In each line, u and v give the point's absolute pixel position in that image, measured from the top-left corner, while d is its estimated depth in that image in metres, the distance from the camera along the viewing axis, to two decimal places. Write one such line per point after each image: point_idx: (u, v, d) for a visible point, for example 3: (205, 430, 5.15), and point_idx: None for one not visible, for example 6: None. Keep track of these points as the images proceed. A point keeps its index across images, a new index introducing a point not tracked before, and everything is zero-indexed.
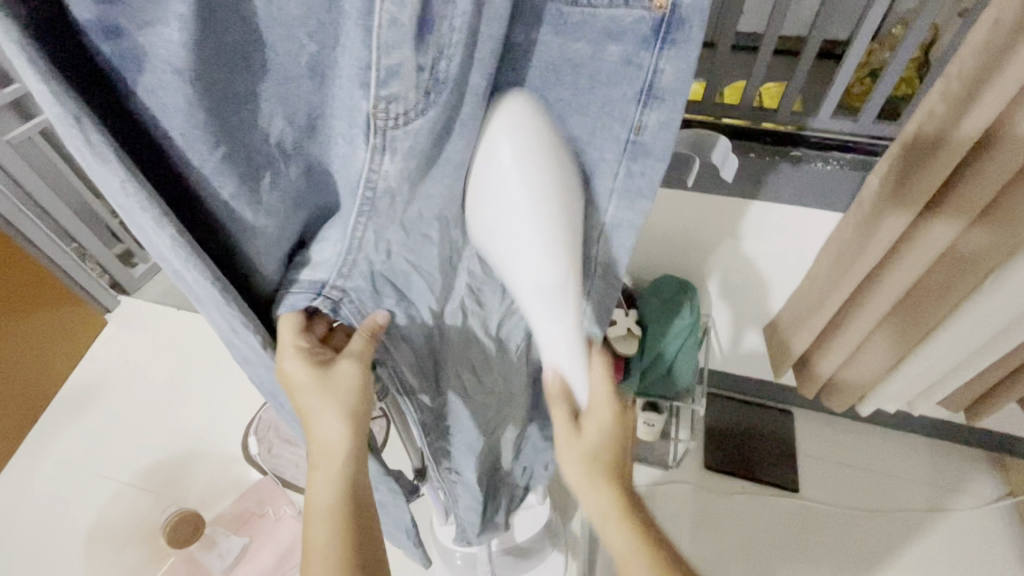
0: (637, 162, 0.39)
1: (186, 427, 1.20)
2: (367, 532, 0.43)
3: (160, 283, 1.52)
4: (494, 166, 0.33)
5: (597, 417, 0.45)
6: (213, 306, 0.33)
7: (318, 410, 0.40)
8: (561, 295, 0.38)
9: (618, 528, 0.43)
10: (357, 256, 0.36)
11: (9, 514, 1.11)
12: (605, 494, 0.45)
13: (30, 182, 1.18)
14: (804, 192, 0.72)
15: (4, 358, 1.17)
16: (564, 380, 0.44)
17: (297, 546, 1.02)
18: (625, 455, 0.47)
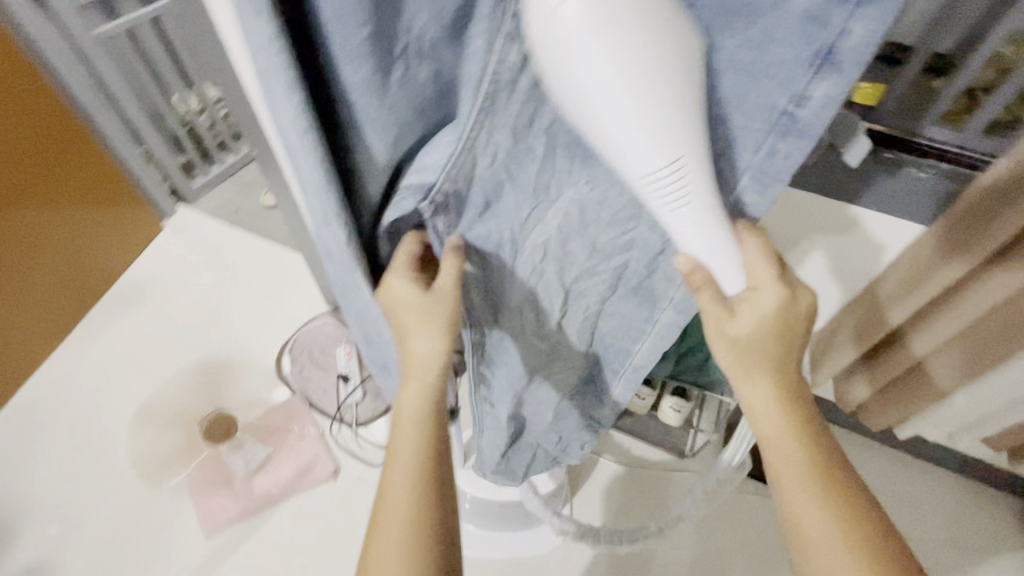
0: (785, 140, 0.33)
1: (227, 337, 1.26)
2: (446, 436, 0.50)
3: (215, 198, 1.55)
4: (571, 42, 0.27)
5: (758, 306, 0.42)
6: (320, 187, 0.34)
7: (416, 329, 0.45)
8: (688, 188, 0.32)
9: (777, 415, 0.45)
10: (460, 166, 0.35)
11: (61, 385, 1.21)
12: (766, 387, 0.45)
13: (108, 76, 1.23)
14: (888, 200, 0.64)
15: (70, 242, 1.25)
16: (711, 267, 0.38)
17: (317, 465, 1.06)
18: (784, 346, 0.44)
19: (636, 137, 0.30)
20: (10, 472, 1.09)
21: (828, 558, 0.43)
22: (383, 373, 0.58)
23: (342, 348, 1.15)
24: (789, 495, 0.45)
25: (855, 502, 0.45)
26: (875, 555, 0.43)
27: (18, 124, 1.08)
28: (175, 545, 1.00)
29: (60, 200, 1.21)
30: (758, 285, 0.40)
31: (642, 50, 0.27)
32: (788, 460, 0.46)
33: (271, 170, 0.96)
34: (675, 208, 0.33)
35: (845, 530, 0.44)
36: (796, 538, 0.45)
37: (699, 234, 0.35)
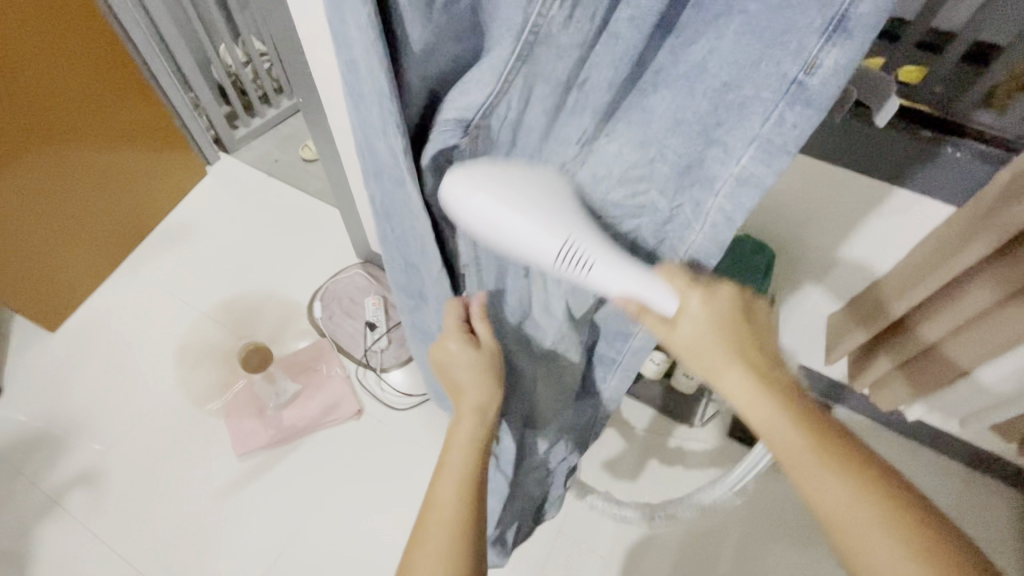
0: (793, 110, 0.33)
1: (263, 280, 1.32)
2: (483, 478, 0.51)
3: (255, 149, 1.60)
4: (471, 205, 0.37)
5: (691, 309, 0.42)
6: (377, 101, 0.34)
7: (471, 386, 0.54)
8: (602, 267, 0.40)
9: (771, 403, 0.39)
10: (495, 106, 0.35)
11: (109, 312, 1.29)
12: (738, 376, 0.40)
13: (162, 21, 1.29)
14: (931, 184, 0.64)
15: (125, 181, 1.33)
16: (640, 300, 0.42)
17: (342, 403, 1.13)
18: (749, 334, 0.42)
19: (525, 228, 0.37)
20: (62, 388, 1.18)
21: (874, 553, 0.34)
22: (414, 306, 0.61)
23: (371, 299, 1.21)
24: (806, 482, 0.36)
25: (885, 479, 0.35)
26: (930, 544, 0.33)
27: (75, 61, 1.14)
28: (208, 466, 1.08)
29: (114, 141, 1.28)
30: (687, 299, 0.42)
31: (516, 185, 0.37)
32: (792, 445, 0.37)
33: (315, 120, 0.99)
34: (588, 271, 0.40)
35: (882, 514, 0.34)
36: (835, 537, 0.35)
37: (624, 274, 0.41)
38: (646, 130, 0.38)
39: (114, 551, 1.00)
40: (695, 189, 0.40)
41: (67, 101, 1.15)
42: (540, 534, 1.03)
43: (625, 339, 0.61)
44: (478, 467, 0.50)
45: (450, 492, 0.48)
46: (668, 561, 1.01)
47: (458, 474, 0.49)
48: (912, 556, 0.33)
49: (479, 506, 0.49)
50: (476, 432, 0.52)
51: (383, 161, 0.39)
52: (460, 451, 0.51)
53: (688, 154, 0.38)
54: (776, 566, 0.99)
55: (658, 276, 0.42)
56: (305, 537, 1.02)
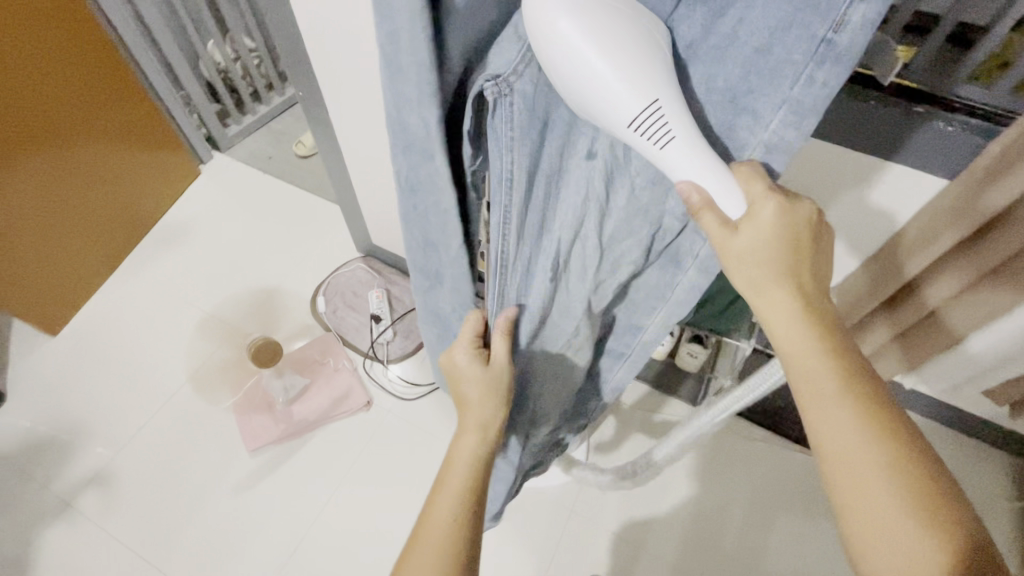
0: (824, 68, 0.35)
1: (264, 277, 1.32)
2: (481, 497, 0.53)
3: (248, 146, 1.59)
4: (557, 43, 0.34)
5: (761, 217, 0.39)
6: (413, 72, 0.35)
7: (478, 400, 0.56)
8: (681, 140, 0.37)
9: (801, 328, 0.41)
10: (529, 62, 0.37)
11: (110, 315, 1.28)
12: (785, 296, 0.41)
13: (151, 17, 1.28)
14: (926, 154, 0.66)
15: (121, 181, 1.32)
16: (704, 196, 0.39)
17: (351, 395, 1.15)
18: (803, 257, 0.41)
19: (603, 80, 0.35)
20: (66, 393, 1.17)
21: (864, 480, 0.38)
22: (429, 288, 0.56)
23: (374, 291, 1.21)
24: (818, 411, 0.40)
25: (890, 420, 0.39)
26: (914, 480, 0.37)
27: (69, 61, 1.13)
28: (221, 462, 1.08)
29: (109, 141, 1.27)
30: (759, 207, 0.39)
31: (609, 26, 0.34)
32: (817, 375, 0.40)
33: (315, 113, 0.99)
34: (661, 145, 0.38)
35: (881, 450, 0.38)
36: (832, 464, 0.39)
37: (698, 161, 0.38)
38: (680, 104, 0.40)
39: (130, 551, 1.01)
40: (725, 161, 0.43)
41: (61, 102, 1.14)
42: (552, 516, 1.04)
43: (637, 332, 0.61)
44: (476, 486, 0.53)
45: (447, 511, 0.50)
46: (678, 533, 1.02)
47: (457, 489, 0.52)
48: (897, 486, 0.37)
49: (475, 523, 0.51)
50: (479, 449, 0.55)
51: (414, 134, 0.40)
52: (461, 467, 0.54)
53: (720, 123, 0.40)
54: (783, 534, 1.02)
55: (735, 174, 0.40)
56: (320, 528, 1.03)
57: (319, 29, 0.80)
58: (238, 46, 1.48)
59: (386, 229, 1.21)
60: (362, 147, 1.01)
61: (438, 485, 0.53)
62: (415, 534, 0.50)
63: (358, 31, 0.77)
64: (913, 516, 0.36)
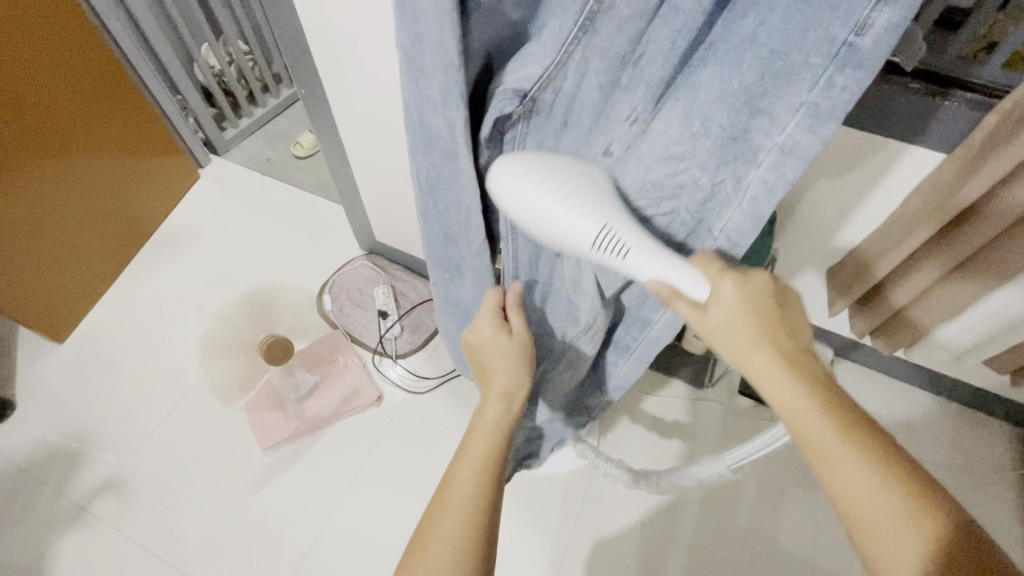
0: (843, 73, 0.34)
1: (268, 278, 1.32)
2: (500, 481, 0.49)
3: (245, 149, 1.59)
4: (515, 193, 0.43)
5: (723, 293, 0.44)
6: (439, 72, 0.37)
7: (499, 366, 0.55)
8: (639, 251, 0.44)
9: (791, 385, 0.41)
10: (553, 78, 0.39)
11: (116, 321, 1.28)
12: (766, 356, 0.42)
13: (145, 22, 1.28)
14: (938, 131, 0.66)
15: (123, 188, 1.32)
16: (669, 284, 0.44)
17: (362, 391, 1.15)
18: (778, 320, 0.44)
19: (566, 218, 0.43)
20: (75, 400, 1.17)
21: (883, 530, 0.36)
22: (449, 279, 0.61)
23: (380, 288, 1.23)
24: (822, 463, 0.39)
25: (899, 462, 0.38)
26: (934, 523, 0.36)
27: (68, 69, 1.12)
28: (235, 462, 1.09)
29: (110, 148, 1.27)
30: (720, 284, 0.44)
31: (553, 177, 0.42)
32: (813, 427, 0.40)
33: (317, 110, 1.00)
34: (623, 257, 0.44)
35: (892, 495, 0.37)
36: (848, 518, 0.38)
37: (659, 263, 0.44)
38: (691, 106, 0.40)
39: (148, 553, 1.01)
40: (740, 163, 0.41)
41: (61, 110, 1.13)
42: (566, 502, 1.06)
43: (646, 327, 0.61)
44: (495, 461, 0.49)
45: (467, 486, 0.47)
46: (690, 514, 1.04)
47: (476, 463, 0.48)
48: (916, 532, 0.36)
49: (495, 495, 0.48)
50: (500, 420, 0.52)
51: (435, 133, 0.42)
52: (483, 437, 0.51)
53: (733, 126, 0.39)
54: (793, 511, 1.03)
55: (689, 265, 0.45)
56: (337, 523, 1.03)
57: (321, 26, 0.81)
58: (233, 50, 1.48)
59: (389, 225, 1.22)
60: (365, 143, 1.02)
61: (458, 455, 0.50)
62: (428, 516, 0.46)
63: (361, 26, 0.78)
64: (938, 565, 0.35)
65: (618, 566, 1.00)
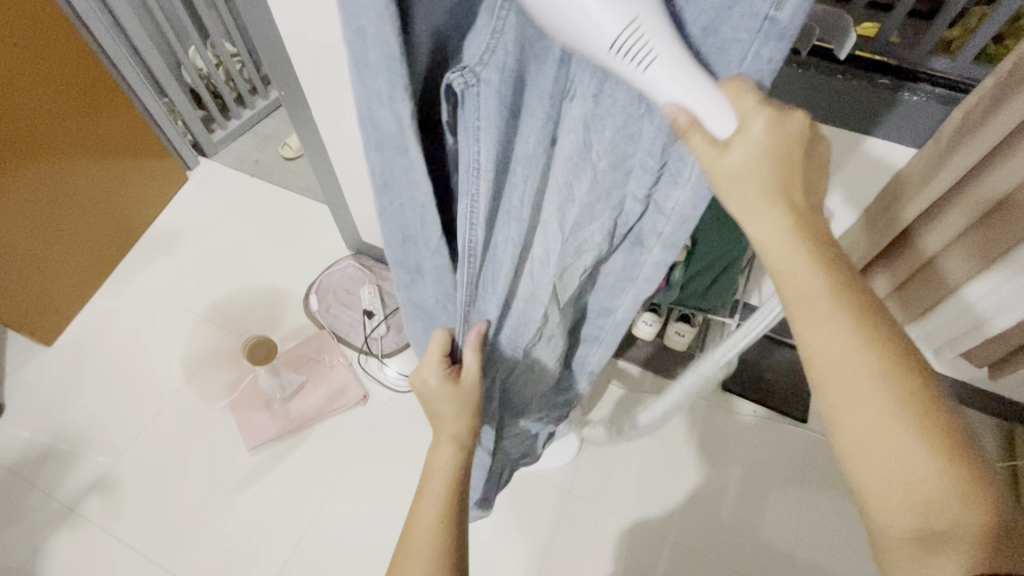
0: (768, 46, 0.34)
1: (256, 279, 1.33)
2: (461, 515, 0.54)
3: (234, 151, 1.60)
4: None
5: (752, 133, 0.35)
6: (382, 64, 0.34)
7: (450, 413, 0.56)
8: (667, 68, 0.32)
9: (789, 244, 0.37)
10: (493, 52, 0.34)
11: (105, 324, 1.29)
12: (775, 211, 0.37)
13: (130, 25, 1.29)
14: (901, 130, 0.68)
15: (112, 191, 1.33)
16: (690, 112, 0.34)
17: (347, 390, 1.16)
18: (796, 171, 0.37)
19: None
20: (64, 402, 1.18)
21: (856, 392, 0.36)
22: (410, 283, 0.54)
23: (366, 287, 1.23)
24: (811, 326, 0.37)
25: (881, 325, 0.36)
26: (904, 384, 0.35)
27: (52, 75, 1.13)
28: (222, 462, 1.10)
29: (97, 153, 1.28)
30: (750, 121, 0.35)
31: None
32: (808, 289, 0.37)
33: (297, 113, 1.00)
34: (645, 69, 0.32)
35: (877, 365, 0.36)
36: (820, 377, 0.38)
37: (687, 82, 0.33)
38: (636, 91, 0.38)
39: (139, 554, 1.02)
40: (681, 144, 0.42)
41: (50, 118, 1.15)
42: (552, 498, 1.06)
43: (609, 315, 0.62)
44: (457, 495, 0.55)
45: (431, 523, 0.52)
46: (675, 512, 1.04)
47: (439, 504, 0.53)
48: (888, 394, 0.35)
49: (458, 527, 0.53)
50: (455, 458, 0.56)
51: (383, 130, 0.39)
52: (442, 480, 0.55)
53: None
54: (777, 506, 1.04)
55: (720, 92, 0.35)
56: (323, 522, 1.04)
57: (293, 27, 0.81)
58: (220, 52, 1.49)
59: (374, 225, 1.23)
60: (346, 144, 1.02)
61: (419, 495, 0.54)
62: (398, 555, 0.51)
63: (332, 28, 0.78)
64: (900, 424, 0.35)
65: (605, 561, 1.00)
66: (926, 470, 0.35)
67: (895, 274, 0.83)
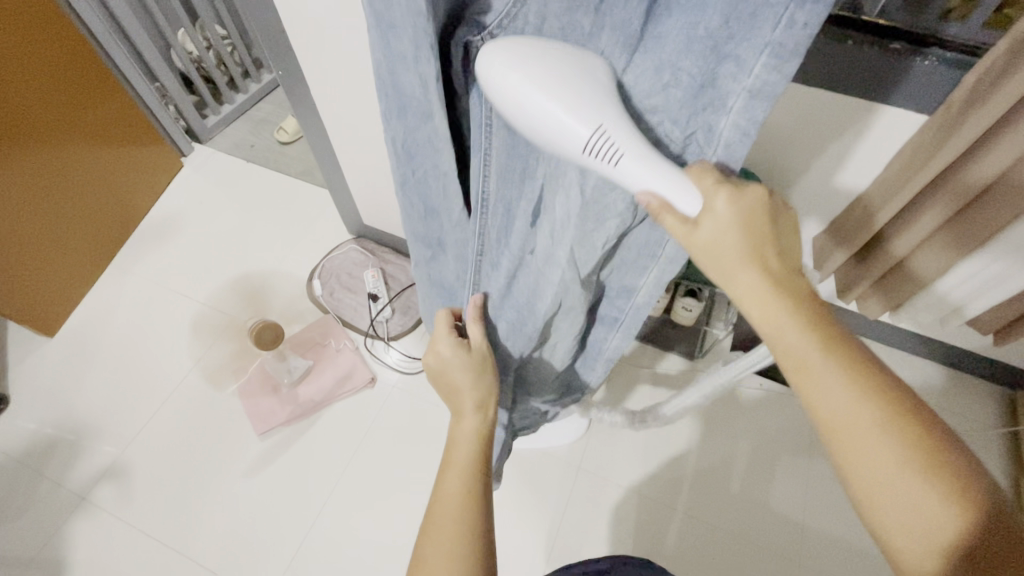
0: (805, 9, 0.31)
1: (258, 265, 1.32)
2: (486, 484, 0.53)
3: (228, 136, 1.57)
4: (495, 87, 0.37)
5: (718, 209, 0.39)
6: (408, 24, 0.35)
7: (468, 384, 0.58)
8: (634, 164, 0.37)
9: (775, 302, 0.39)
10: (513, 18, 0.38)
11: (106, 314, 1.28)
12: (756, 273, 0.39)
13: (116, 5, 1.25)
14: (918, 94, 0.66)
15: (106, 179, 1.31)
16: (662, 199, 0.38)
17: (355, 374, 1.16)
18: (770, 235, 0.40)
19: (562, 111, 0.36)
20: (69, 392, 1.18)
21: (858, 439, 0.37)
22: (431, 257, 0.61)
23: (369, 271, 1.22)
24: (808, 380, 0.38)
25: (874, 374, 0.38)
26: (907, 429, 0.37)
27: (42, 61, 1.10)
28: (233, 448, 1.10)
29: (89, 142, 1.25)
30: (714, 199, 0.38)
31: (546, 67, 0.36)
32: (801, 348, 0.38)
33: (296, 93, 0.98)
34: (614, 164, 0.37)
35: (875, 418, 0.37)
36: (823, 428, 0.39)
37: (657, 171, 0.38)
38: (658, 55, 0.37)
39: (152, 539, 1.02)
40: (709, 112, 0.39)
41: (39, 104, 1.11)
42: (562, 474, 1.07)
43: (630, 295, 0.59)
44: (482, 463, 0.54)
45: (455, 489, 0.51)
46: (683, 485, 1.05)
47: (464, 469, 0.53)
48: (893, 441, 0.36)
49: (485, 501, 0.52)
50: (480, 427, 0.56)
51: (407, 92, 0.41)
52: (466, 448, 0.54)
53: (701, 74, 0.36)
54: (783, 478, 1.05)
55: (687, 176, 0.39)
56: (336, 501, 1.05)
57: (290, 1, 0.79)
58: (210, 33, 1.45)
59: (375, 208, 1.21)
60: (348, 125, 1.00)
61: (445, 468, 0.54)
62: (425, 525, 0.50)
63: (331, 2, 0.76)
64: (909, 470, 0.36)
65: (615, 535, 1.02)
66: (942, 516, 0.35)
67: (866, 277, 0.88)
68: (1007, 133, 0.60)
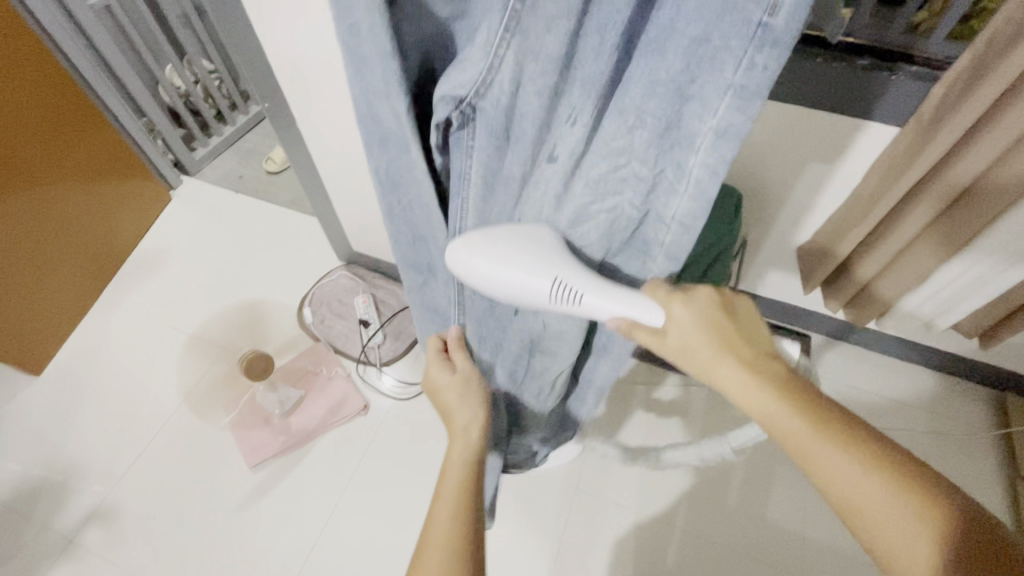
0: (763, 53, 0.32)
1: (249, 294, 1.32)
2: (477, 510, 0.52)
3: (217, 168, 1.59)
4: (471, 258, 0.47)
5: (679, 317, 0.46)
6: (380, 63, 0.37)
7: (459, 407, 0.59)
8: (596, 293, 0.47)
9: (753, 388, 0.42)
10: (487, 84, 0.37)
11: (94, 349, 1.27)
12: (730, 365, 0.43)
13: (105, 46, 1.28)
14: (897, 110, 0.68)
15: (95, 216, 1.31)
16: (626, 317, 0.47)
17: (347, 401, 1.15)
18: (734, 330, 0.45)
19: (520, 271, 0.46)
20: (56, 432, 1.15)
21: (872, 511, 0.36)
22: (423, 283, 0.62)
23: (360, 297, 1.23)
24: (808, 459, 0.39)
25: (872, 443, 0.38)
26: (918, 493, 0.36)
27: (33, 104, 1.12)
28: (224, 483, 1.08)
29: (78, 180, 1.26)
30: (670, 308, 0.46)
31: (503, 240, 0.46)
32: (788, 429, 0.40)
33: (282, 124, 0.99)
34: (579, 301, 0.47)
35: (884, 488, 0.36)
36: (837, 505, 0.38)
37: (615, 300, 0.47)
38: (624, 101, 0.38)
39: None
40: (677, 150, 0.40)
41: (29, 145, 1.13)
42: (559, 497, 1.06)
43: (616, 331, 0.58)
44: (473, 488, 0.53)
45: (445, 514, 0.50)
46: (682, 501, 1.04)
47: (454, 493, 0.52)
48: (901, 505, 0.36)
49: (474, 523, 0.51)
50: (470, 454, 0.56)
51: (386, 126, 0.43)
52: (456, 472, 0.54)
53: (666, 114, 0.38)
54: (781, 492, 1.04)
55: (646, 295, 0.47)
56: (330, 534, 1.02)
57: (278, 38, 0.81)
58: (197, 68, 1.48)
59: (364, 234, 1.22)
60: (335, 154, 1.02)
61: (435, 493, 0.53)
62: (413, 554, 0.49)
63: (318, 37, 0.78)
64: (928, 529, 0.35)
65: (616, 556, 1.00)
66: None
67: (848, 290, 0.88)
68: (969, 146, 0.62)
